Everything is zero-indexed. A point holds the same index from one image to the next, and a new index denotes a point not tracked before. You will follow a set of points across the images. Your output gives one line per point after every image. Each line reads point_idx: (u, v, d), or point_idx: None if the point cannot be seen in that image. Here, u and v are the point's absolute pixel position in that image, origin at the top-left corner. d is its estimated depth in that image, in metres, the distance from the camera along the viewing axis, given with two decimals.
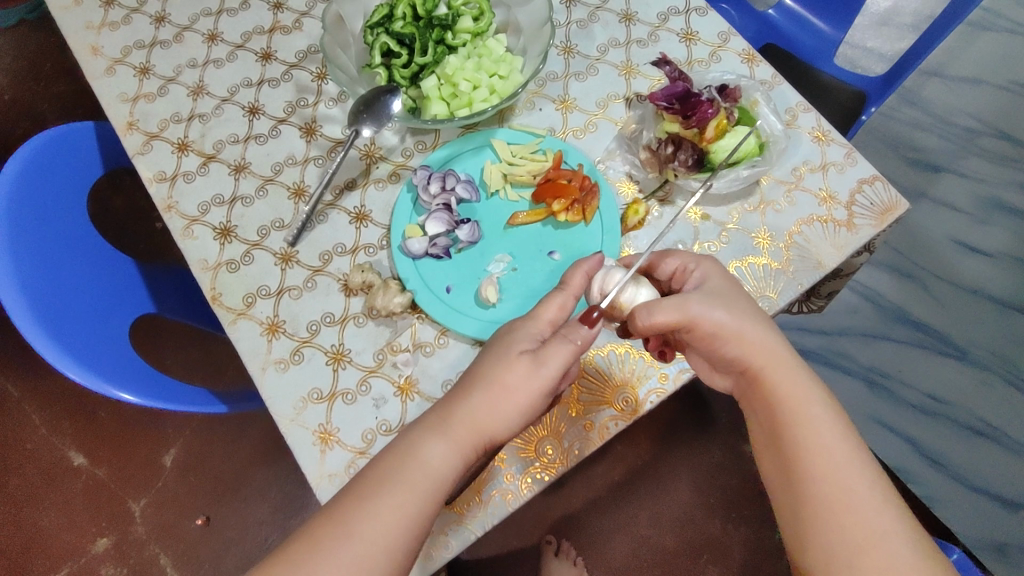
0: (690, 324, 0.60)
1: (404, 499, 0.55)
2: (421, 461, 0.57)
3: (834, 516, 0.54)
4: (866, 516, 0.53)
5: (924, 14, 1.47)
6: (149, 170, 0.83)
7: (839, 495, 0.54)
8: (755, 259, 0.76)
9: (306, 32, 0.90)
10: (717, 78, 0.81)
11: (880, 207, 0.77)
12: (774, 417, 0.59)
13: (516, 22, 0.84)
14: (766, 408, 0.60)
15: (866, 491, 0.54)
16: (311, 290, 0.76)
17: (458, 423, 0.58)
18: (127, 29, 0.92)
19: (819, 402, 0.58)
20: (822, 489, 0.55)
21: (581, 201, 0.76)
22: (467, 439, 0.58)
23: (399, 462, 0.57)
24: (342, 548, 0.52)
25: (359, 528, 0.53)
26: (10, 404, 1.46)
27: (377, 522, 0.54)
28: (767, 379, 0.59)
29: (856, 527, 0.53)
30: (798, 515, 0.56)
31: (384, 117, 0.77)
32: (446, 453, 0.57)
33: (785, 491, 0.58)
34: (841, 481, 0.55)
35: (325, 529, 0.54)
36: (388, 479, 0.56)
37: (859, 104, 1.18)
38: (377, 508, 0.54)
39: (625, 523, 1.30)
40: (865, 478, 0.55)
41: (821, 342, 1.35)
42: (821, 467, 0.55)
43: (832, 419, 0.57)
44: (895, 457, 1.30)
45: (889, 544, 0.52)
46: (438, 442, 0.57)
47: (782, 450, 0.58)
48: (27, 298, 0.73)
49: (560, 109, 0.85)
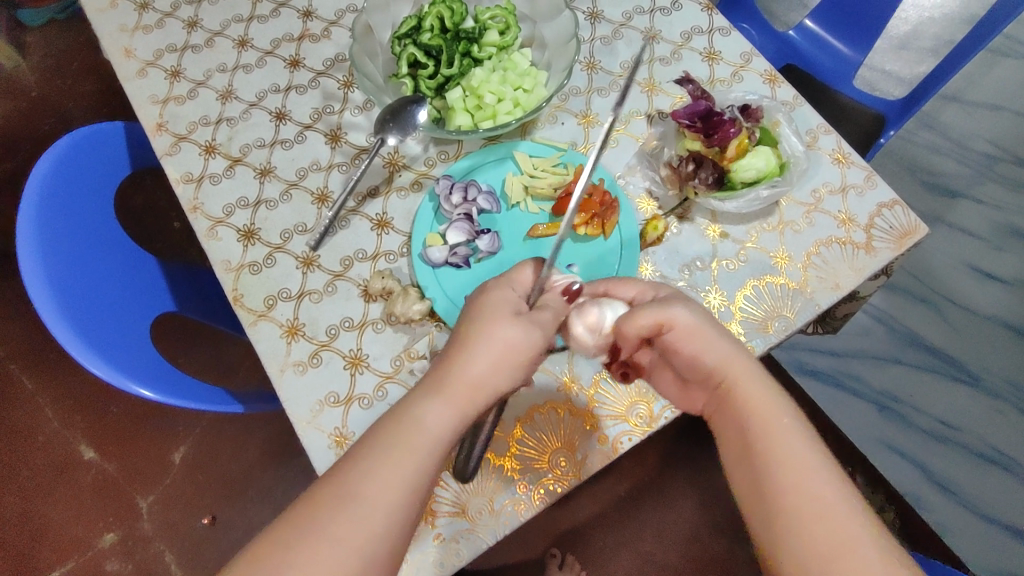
0: (660, 323, 0.59)
1: (409, 462, 0.50)
2: (421, 423, 0.52)
3: (807, 528, 0.47)
4: (838, 528, 0.46)
5: (945, 37, 1.50)
6: (177, 171, 0.85)
7: (811, 504, 0.47)
8: (773, 278, 0.77)
9: (334, 41, 0.91)
10: (740, 98, 0.81)
11: (899, 230, 0.78)
12: (742, 428, 0.54)
13: (541, 37, 0.85)
14: (733, 423, 0.55)
15: (834, 498, 0.47)
16: (331, 295, 0.77)
17: (462, 381, 0.54)
18: (160, 32, 0.94)
19: (785, 409, 0.53)
20: (792, 500, 0.48)
21: (601, 215, 0.76)
22: (469, 398, 0.55)
23: (395, 427, 0.52)
24: (345, 519, 0.47)
25: (362, 491, 0.48)
26: (24, 396, 1.48)
27: (381, 485, 0.48)
28: (740, 390, 0.55)
29: (827, 538, 0.46)
30: (766, 531, 0.49)
31: (408, 126, 0.77)
32: (447, 416, 0.53)
33: (751, 508, 0.51)
34: (810, 489, 0.48)
35: (328, 494, 0.48)
36: (385, 444, 0.50)
37: (878, 128, 1.19)
38: (381, 472, 0.49)
39: (630, 538, 1.30)
40: (838, 487, 0.48)
41: (832, 363, 1.33)
42: (789, 474, 0.49)
43: (800, 427, 0.52)
44: (906, 483, 1.29)
45: (862, 554, 0.45)
46: (438, 404, 0.53)
47: (747, 461, 0.52)
48: (55, 294, 0.74)
49: (582, 124, 0.86)
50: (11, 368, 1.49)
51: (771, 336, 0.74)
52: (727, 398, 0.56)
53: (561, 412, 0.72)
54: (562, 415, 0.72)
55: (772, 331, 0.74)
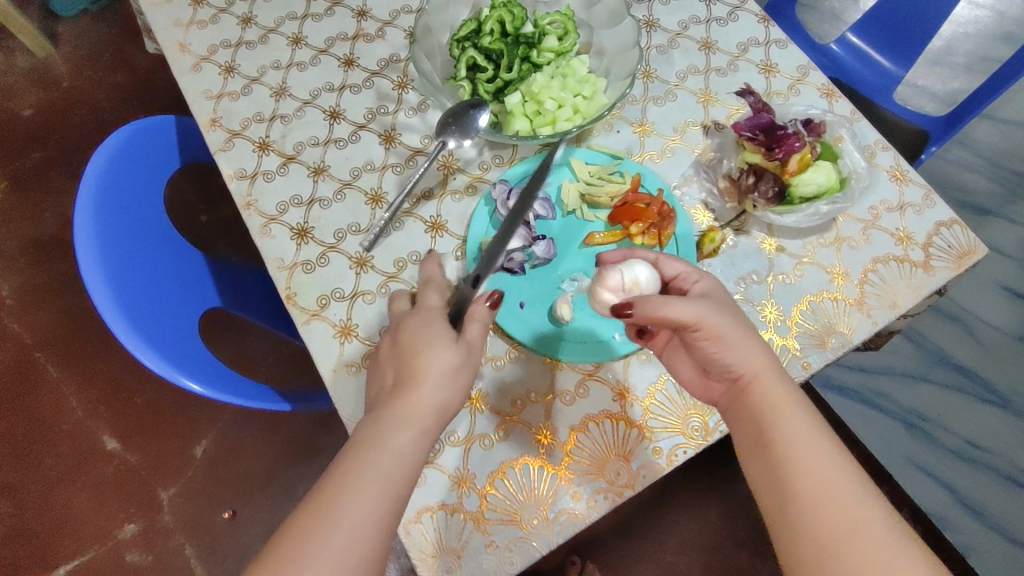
0: (695, 324, 0.60)
1: (387, 483, 0.52)
2: (392, 448, 0.54)
3: (818, 514, 0.50)
4: (849, 509, 0.50)
5: (981, 54, 1.49)
6: (230, 167, 0.85)
7: (823, 489, 0.51)
8: (830, 294, 0.76)
9: (389, 41, 0.91)
10: (801, 112, 0.81)
11: (957, 250, 0.77)
12: (755, 422, 0.57)
13: (599, 44, 0.85)
14: (747, 418, 0.59)
15: (844, 481, 0.52)
16: (385, 296, 0.77)
17: (419, 402, 0.57)
18: (214, 28, 0.94)
19: (796, 406, 0.57)
20: (805, 488, 0.52)
21: (658, 225, 0.76)
22: (432, 418, 0.57)
23: (365, 454, 0.53)
24: (332, 546, 0.47)
25: (345, 516, 0.49)
26: (50, 384, 1.48)
27: (363, 511, 0.50)
28: (761, 387, 0.58)
29: (839, 517, 0.50)
30: (780, 514, 0.53)
31: (470, 130, 0.77)
32: (414, 437, 0.55)
33: (766, 493, 0.55)
34: (823, 478, 0.52)
35: (313, 524, 0.48)
36: (360, 468, 0.52)
37: (920, 143, 1.19)
38: (360, 497, 0.50)
39: (652, 549, 1.29)
40: (848, 476, 0.52)
41: (860, 379, 1.34)
42: (804, 464, 0.53)
43: (810, 419, 0.56)
44: (933, 502, 1.28)
45: (871, 532, 0.49)
46: (402, 428, 0.55)
47: (763, 451, 0.56)
48: (110, 286, 0.74)
49: (638, 133, 0.85)
50: (37, 356, 1.50)
51: (828, 352, 0.73)
52: (750, 393, 0.59)
53: (616, 422, 0.71)
54: (616, 424, 0.71)
55: (829, 347, 0.73)
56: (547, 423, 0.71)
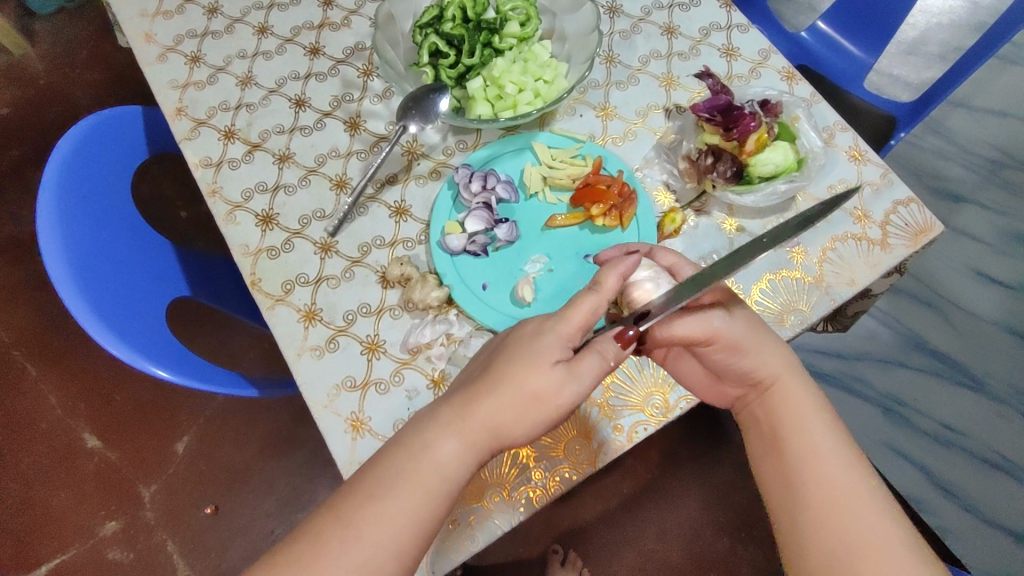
0: (709, 338, 0.60)
1: (418, 499, 0.53)
2: (433, 462, 0.54)
3: (835, 520, 0.53)
4: (868, 521, 0.52)
5: (954, 43, 1.49)
6: (195, 156, 0.85)
7: (844, 500, 0.53)
8: (789, 272, 0.77)
9: (354, 30, 0.92)
10: (759, 93, 0.82)
11: (914, 228, 0.78)
12: (777, 426, 0.59)
13: (561, 30, 0.86)
14: (769, 423, 0.60)
15: (865, 494, 0.54)
16: (348, 281, 0.77)
17: (473, 419, 0.55)
18: (180, 18, 0.94)
19: (818, 416, 0.58)
20: (821, 492, 0.54)
21: (619, 207, 0.77)
22: (483, 437, 0.55)
23: (408, 464, 0.54)
24: (347, 554, 0.50)
25: (370, 527, 0.51)
26: (28, 382, 1.47)
27: (386, 524, 0.51)
28: (782, 390, 0.60)
29: (858, 528, 0.52)
30: (796, 521, 0.55)
31: (430, 114, 0.78)
32: (460, 452, 0.55)
33: (783, 499, 0.56)
34: (841, 485, 0.54)
35: (333, 530, 0.51)
36: (395, 481, 0.53)
37: (889, 129, 1.20)
38: (387, 511, 0.52)
39: (633, 538, 1.30)
40: (865, 485, 0.54)
41: (839, 365, 1.34)
42: (822, 469, 0.55)
43: (829, 429, 0.58)
44: (909, 485, 1.28)
45: (890, 546, 0.51)
46: (451, 442, 0.55)
47: (782, 457, 0.57)
48: (75, 276, 0.74)
49: (601, 117, 0.86)
50: (16, 356, 1.49)
51: (787, 330, 0.74)
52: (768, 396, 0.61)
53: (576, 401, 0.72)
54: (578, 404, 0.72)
55: (787, 324, 0.74)
56: None
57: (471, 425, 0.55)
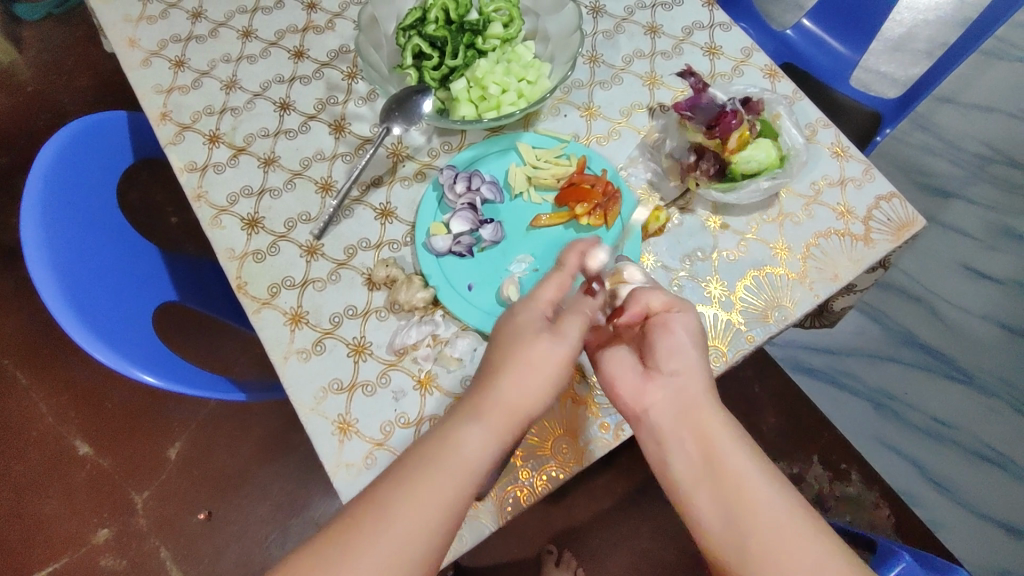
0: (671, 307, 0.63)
1: (448, 485, 0.53)
2: (458, 448, 0.55)
3: (772, 549, 0.51)
4: (801, 545, 0.51)
5: (940, 39, 1.50)
6: (181, 160, 0.85)
7: (777, 527, 0.52)
8: (773, 269, 0.77)
9: (338, 32, 0.92)
10: (741, 91, 0.82)
11: (896, 223, 0.78)
12: (699, 451, 0.56)
13: (544, 30, 0.86)
14: (689, 449, 0.57)
15: (794, 518, 0.53)
16: (335, 283, 0.77)
17: (493, 405, 0.57)
18: (164, 23, 0.94)
19: (734, 439, 0.57)
20: (756, 518, 0.52)
21: (603, 206, 0.77)
22: (503, 420, 0.57)
23: (435, 451, 0.55)
24: (381, 539, 0.50)
25: (401, 512, 0.52)
26: (19, 391, 1.47)
27: (417, 507, 0.52)
28: (700, 406, 0.58)
29: (794, 554, 0.51)
30: (734, 553, 0.52)
31: (414, 116, 0.79)
32: (485, 437, 0.56)
33: (716, 531, 0.54)
34: (770, 509, 0.53)
35: (368, 515, 0.52)
36: (424, 469, 0.54)
37: (874, 126, 1.21)
38: (418, 497, 0.52)
39: (627, 536, 1.30)
40: (792, 507, 0.54)
41: (828, 360, 1.39)
42: (754, 501, 0.53)
43: (748, 450, 0.56)
44: (900, 480, 1.34)
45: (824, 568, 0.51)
46: (471, 427, 0.56)
47: (709, 486, 0.55)
48: (61, 282, 0.74)
49: (585, 116, 0.86)
50: (6, 364, 1.49)
51: (771, 326, 0.74)
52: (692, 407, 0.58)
53: (563, 399, 0.72)
54: (565, 403, 0.72)
55: (772, 320, 0.75)
56: None
57: (491, 411, 0.57)
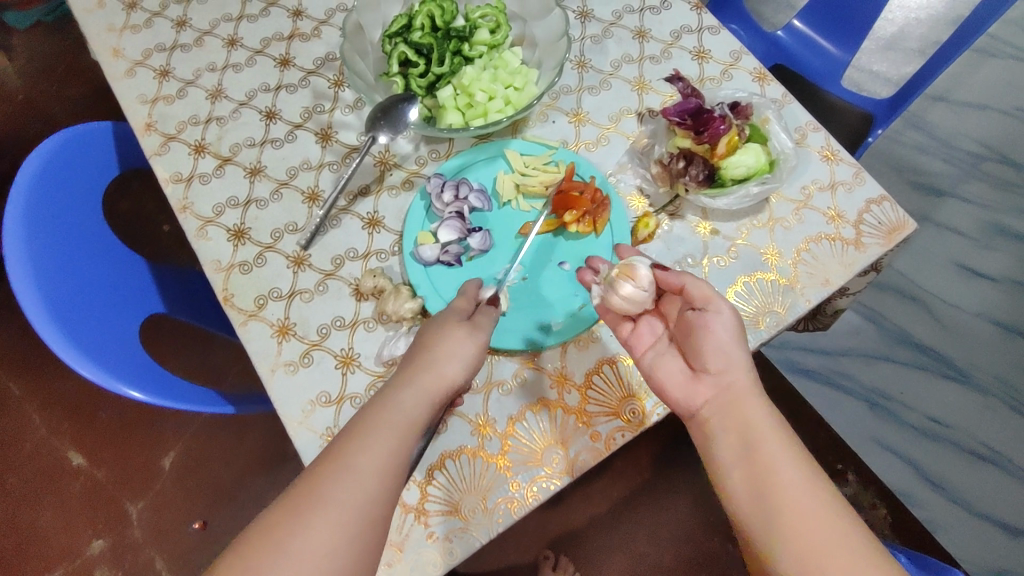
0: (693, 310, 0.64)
1: (394, 436, 0.56)
2: (399, 405, 0.58)
3: (799, 522, 0.51)
4: (829, 521, 0.51)
5: (932, 38, 1.50)
6: (166, 171, 0.84)
7: (806, 503, 0.52)
8: (764, 274, 0.77)
9: (324, 40, 0.91)
10: (730, 95, 0.82)
11: (887, 226, 0.78)
12: (736, 432, 0.58)
13: (532, 36, 0.85)
14: (727, 429, 0.59)
15: (824, 500, 0.53)
16: (322, 294, 0.76)
17: (426, 365, 0.60)
18: (148, 32, 0.93)
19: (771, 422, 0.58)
20: (785, 494, 0.53)
21: (592, 213, 0.76)
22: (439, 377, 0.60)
23: (378, 411, 0.57)
24: (342, 485, 0.52)
25: (357, 462, 0.53)
26: (11, 402, 1.46)
27: (370, 454, 0.54)
28: (734, 393, 0.60)
29: (822, 527, 0.51)
30: (763, 526, 0.53)
31: (400, 124, 0.77)
32: (422, 394, 0.59)
33: (748, 506, 0.54)
34: (801, 488, 0.53)
35: (327, 468, 0.53)
36: (370, 424, 0.56)
37: (867, 127, 1.20)
38: (370, 447, 0.54)
39: (624, 541, 1.30)
40: (823, 491, 0.53)
41: (824, 361, 1.30)
42: (785, 480, 0.54)
43: (785, 436, 0.57)
44: (899, 480, 1.25)
45: (851, 546, 0.50)
46: (407, 386, 0.59)
47: (744, 461, 0.56)
48: (46, 296, 0.73)
49: (573, 122, 0.86)
50: None
51: (762, 332, 0.74)
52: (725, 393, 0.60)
53: (554, 410, 0.71)
54: (556, 413, 0.71)
55: (763, 326, 0.74)
56: (485, 413, 0.72)
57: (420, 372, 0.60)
